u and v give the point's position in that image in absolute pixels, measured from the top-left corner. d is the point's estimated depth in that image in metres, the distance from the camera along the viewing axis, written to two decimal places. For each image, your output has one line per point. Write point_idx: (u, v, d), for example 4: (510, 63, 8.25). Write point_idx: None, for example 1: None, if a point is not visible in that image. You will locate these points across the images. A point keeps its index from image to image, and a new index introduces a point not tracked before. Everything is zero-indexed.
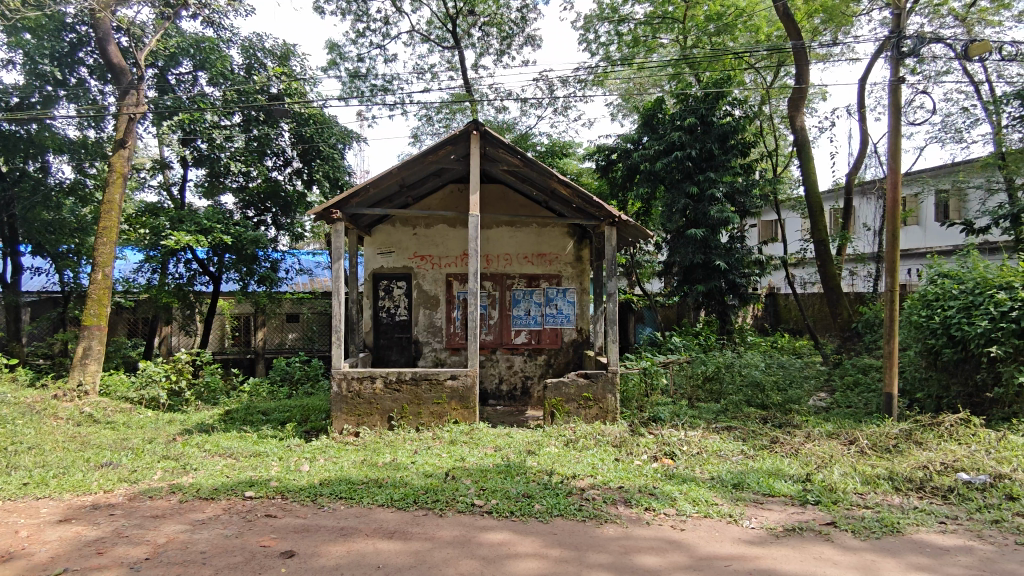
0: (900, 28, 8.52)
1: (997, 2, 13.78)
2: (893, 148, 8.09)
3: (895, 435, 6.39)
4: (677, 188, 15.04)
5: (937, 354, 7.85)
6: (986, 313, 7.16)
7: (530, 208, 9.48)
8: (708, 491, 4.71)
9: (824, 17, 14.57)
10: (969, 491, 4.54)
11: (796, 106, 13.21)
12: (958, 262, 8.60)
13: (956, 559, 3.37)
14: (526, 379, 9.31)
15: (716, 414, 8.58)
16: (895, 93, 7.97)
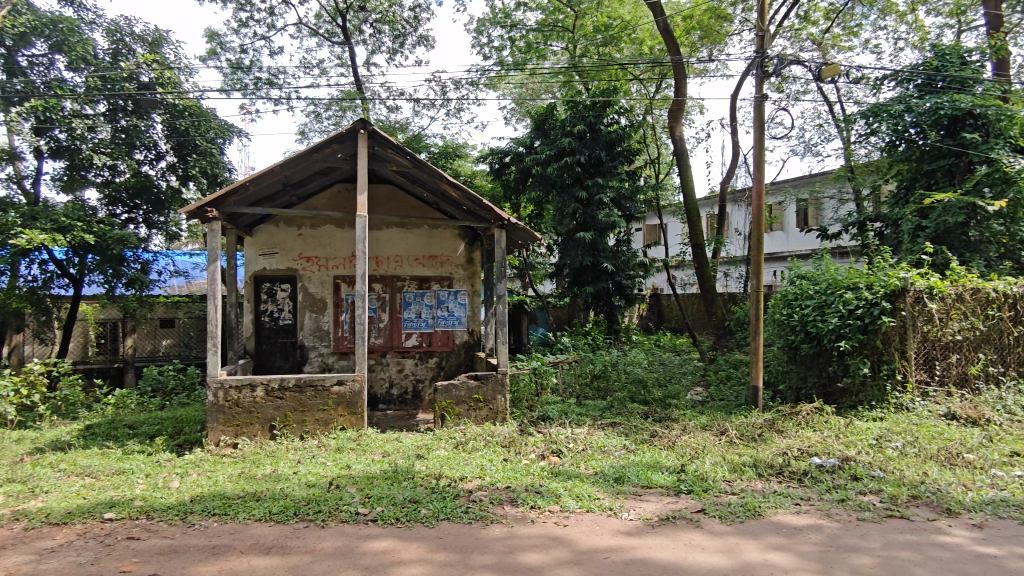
0: (763, 49, 9.23)
1: (846, 30, 15.28)
2: (757, 159, 8.76)
3: (760, 425, 6.91)
4: (567, 192, 15.46)
5: (796, 349, 8.56)
6: (836, 310, 7.89)
7: (421, 209, 9.39)
8: (591, 486, 4.87)
9: (700, 34, 15.49)
10: (820, 473, 4.98)
11: (674, 117, 13.97)
12: (814, 264, 9.44)
13: (808, 537, 3.68)
14: (417, 382, 9.20)
15: (602, 411, 8.90)
16: (759, 109, 8.62)
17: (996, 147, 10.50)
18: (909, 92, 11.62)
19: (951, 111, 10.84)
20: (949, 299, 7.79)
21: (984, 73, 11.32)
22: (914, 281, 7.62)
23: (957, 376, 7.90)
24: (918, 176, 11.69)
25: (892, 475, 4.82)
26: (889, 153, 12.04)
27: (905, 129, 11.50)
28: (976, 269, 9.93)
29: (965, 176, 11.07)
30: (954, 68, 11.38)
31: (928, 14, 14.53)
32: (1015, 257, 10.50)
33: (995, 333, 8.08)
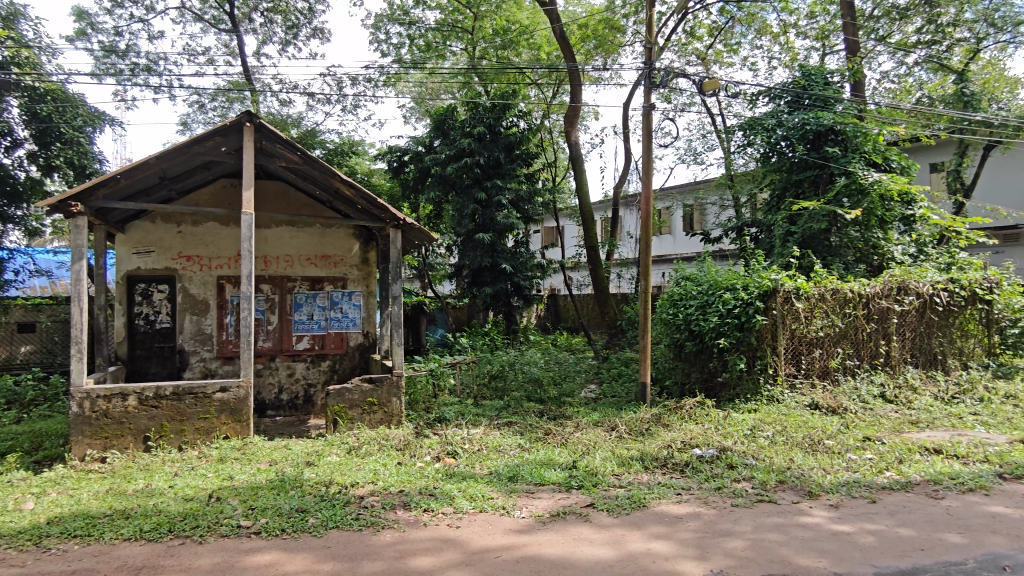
0: (651, 61, 9.66)
1: (728, 47, 16.29)
2: (646, 167, 9.16)
3: (648, 420, 7.22)
4: (466, 193, 15.47)
5: (681, 347, 9.05)
6: (717, 309, 8.42)
7: (313, 208, 9.05)
8: (485, 486, 4.90)
9: (595, 43, 15.99)
10: (700, 464, 5.27)
11: (570, 122, 14.31)
12: (698, 266, 10.01)
13: (687, 525, 3.88)
14: (308, 387, 8.86)
15: (498, 410, 8.96)
16: (646, 118, 9.02)
17: (853, 161, 11.57)
18: (781, 108, 12.58)
19: (816, 127, 11.86)
20: (813, 299, 8.48)
21: (843, 93, 12.45)
22: (783, 282, 8.25)
23: (820, 369, 8.54)
24: (788, 186, 12.67)
25: (763, 462, 5.19)
26: (763, 164, 12.98)
27: (777, 141, 12.45)
28: (837, 272, 10.90)
29: (827, 187, 12.12)
30: (818, 87, 12.45)
31: (797, 37, 15.79)
32: (869, 260, 11.41)
33: (852, 330, 8.77)
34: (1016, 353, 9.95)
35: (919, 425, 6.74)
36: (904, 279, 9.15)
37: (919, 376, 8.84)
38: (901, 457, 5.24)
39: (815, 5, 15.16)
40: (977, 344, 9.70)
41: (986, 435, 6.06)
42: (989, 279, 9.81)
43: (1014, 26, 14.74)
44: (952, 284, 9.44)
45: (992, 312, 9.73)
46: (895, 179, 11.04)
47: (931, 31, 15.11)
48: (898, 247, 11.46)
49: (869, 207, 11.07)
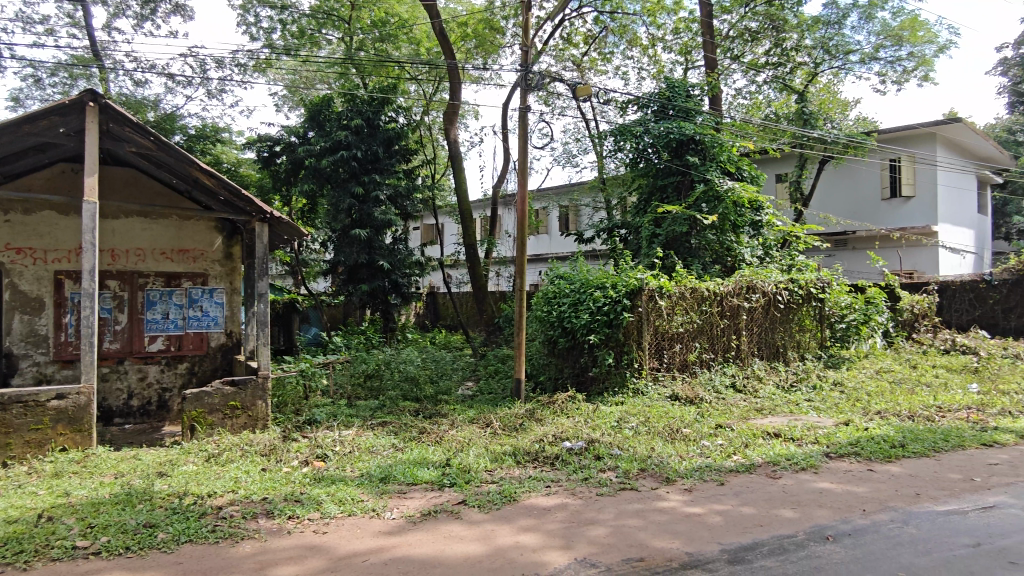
0: (528, 64, 9.86)
1: (602, 56, 16.98)
2: (522, 167, 9.34)
3: (522, 415, 7.36)
4: (342, 187, 15.02)
5: (554, 343, 9.36)
6: (587, 307, 8.80)
7: (170, 198, 8.38)
8: (355, 488, 4.77)
9: (475, 42, 16.08)
10: (569, 456, 5.45)
11: (449, 120, 14.26)
12: (571, 265, 10.39)
13: (555, 516, 4.00)
14: (163, 392, 8.19)
15: (372, 410, 8.75)
16: (522, 119, 9.19)
17: (710, 170, 12.50)
18: (648, 117, 13.31)
19: (678, 136, 12.69)
20: (674, 296, 9.05)
21: (703, 106, 13.39)
22: (647, 280, 8.76)
23: (680, 362, 9.13)
24: (654, 190, 13.41)
25: (627, 452, 5.46)
26: (632, 169, 13.70)
27: (644, 148, 13.22)
28: (696, 272, 11.71)
29: (688, 193, 13.00)
30: (681, 99, 13.30)
31: (663, 51, 16.76)
32: (723, 262, 12.34)
33: (708, 325, 9.45)
34: (844, 344, 11.17)
35: (762, 412, 7.40)
36: (751, 279, 10.00)
37: (763, 367, 9.68)
38: (747, 441, 5.74)
39: (679, 22, 16.17)
40: (813, 338, 10.79)
41: (817, 419, 6.77)
42: (822, 279, 10.98)
43: (844, 54, 16.57)
44: (791, 285, 10.47)
45: (824, 309, 10.88)
46: (746, 187, 12.13)
47: (778, 54, 16.60)
48: (748, 250, 12.49)
49: (724, 212, 12.06)
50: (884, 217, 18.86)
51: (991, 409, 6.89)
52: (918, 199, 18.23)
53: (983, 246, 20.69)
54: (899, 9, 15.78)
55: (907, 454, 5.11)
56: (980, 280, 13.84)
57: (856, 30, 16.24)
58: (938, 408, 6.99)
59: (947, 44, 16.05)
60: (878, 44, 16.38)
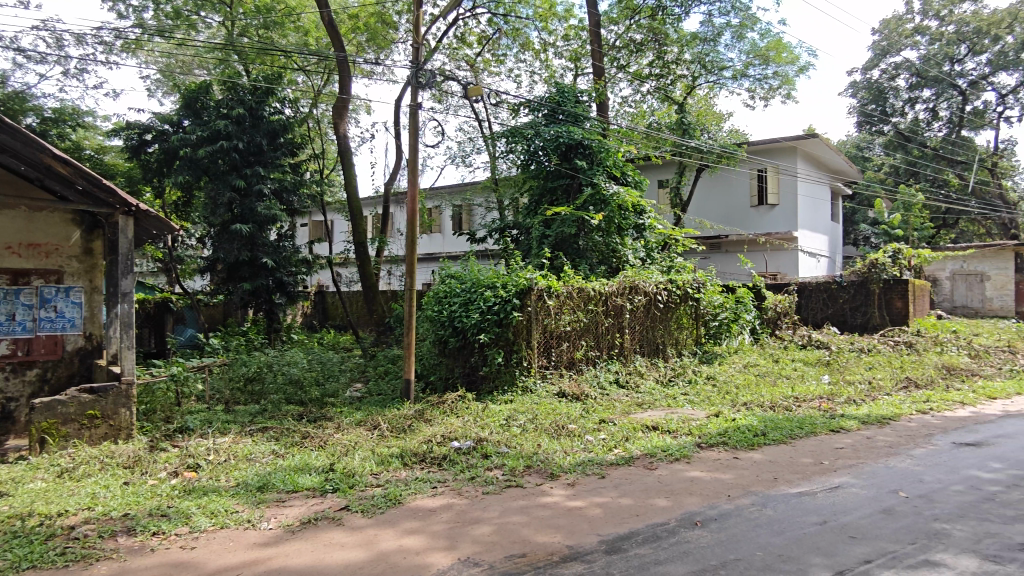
0: (419, 61, 9.74)
1: (495, 58, 17.12)
2: (413, 167, 9.23)
3: (410, 416, 7.26)
4: (222, 179, 14.19)
5: (445, 343, 9.35)
6: (478, 307, 8.91)
7: (18, 186, 7.53)
8: (230, 499, 4.51)
9: (366, 36, 15.65)
10: (457, 456, 5.45)
11: (338, 114, 13.81)
12: (463, 264, 10.42)
13: (440, 517, 3.98)
14: (8, 402, 7.34)
15: (253, 416, 8.31)
16: (413, 117, 9.07)
17: (597, 174, 12.99)
18: (539, 120, 13.56)
19: (568, 140, 13.08)
20: (562, 296, 9.30)
21: (590, 112, 13.82)
22: (536, 280, 8.93)
23: (567, 360, 9.38)
24: (544, 192, 13.71)
25: (514, 450, 5.54)
26: (523, 171, 13.91)
27: (535, 151, 13.47)
28: (583, 272, 12.09)
29: (576, 196, 13.42)
30: (570, 104, 13.66)
31: (554, 56, 17.16)
32: (609, 263, 12.81)
33: (594, 324, 9.78)
34: (716, 341, 11.95)
35: (642, 406, 7.76)
36: (633, 280, 10.45)
37: (644, 364, 10.14)
38: (627, 435, 6.00)
39: (570, 29, 16.62)
40: (689, 335, 11.45)
41: (691, 412, 7.20)
42: (698, 280, 11.68)
43: (719, 69, 17.73)
44: (670, 285, 11.05)
45: (699, 307, 11.58)
46: (630, 192, 12.74)
47: (660, 66, 17.49)
48: (632, 252, 13.03)
49: (609, 214, 12.59)
50: (753, 223, 20.35)
51: (839, 398, 7.63)
52: (782, 207, 19.84)
53: (835, 251, 22.88)
54: (765, 31, 17.10)
55: (768, 441, 5.55)
56: (832, 281, 15.30)
57: (729, 48, 17.41)
58: (795, 398, 7.65)
59: (806, 66, 17.61)
60: (748, 62, 17.68)
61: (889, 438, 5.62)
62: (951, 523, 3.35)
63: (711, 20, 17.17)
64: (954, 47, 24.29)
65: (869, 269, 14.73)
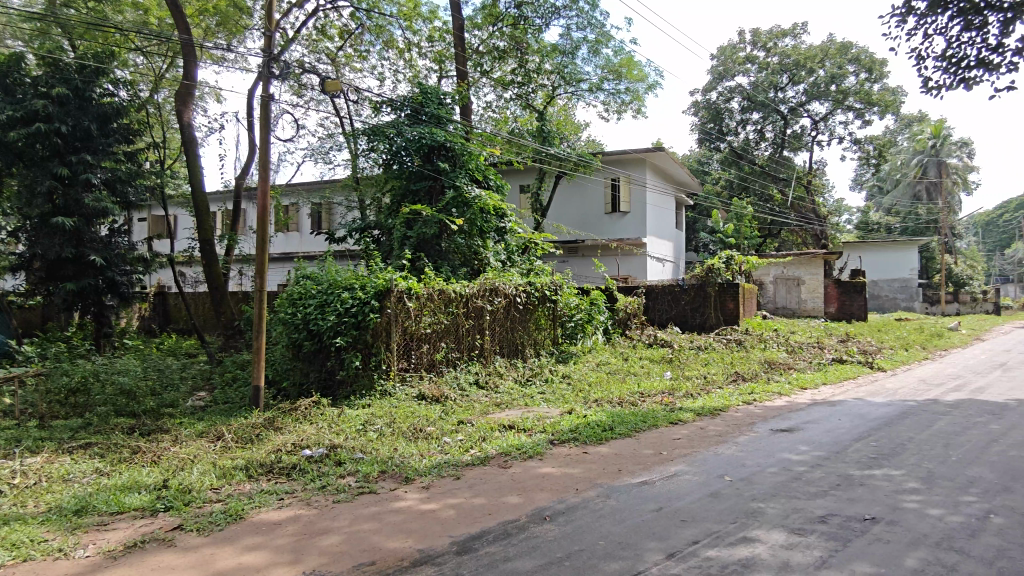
0: (273, 48, 9.19)
1: (359, 53, 16.65)
2: (264, 161, 8.72)
3: (259, 425, 6.85)
4: (42, 166, 12.61)
5: (299, 346, 8.93)
6: (335, 309, 8.64)
7: None
8: (38, 527, 3.98)
9: (216, 19, 14.55)
10: (307, 464, 5.21)
11: (183, 102, 12.69)
12: (319, 264, 10.02)
13: (286, 530, 3.78)
14: None
15: (74, 432, 7.39)
16: (264, 108, 8.55)
17: (459, 176, 13.13)
18: (401, 120, 13.32)
19: (430, 143, 13.03)
20: (422, 298, 9.24)
21: (453, 115, 13.83)
22: (396, 282, 8.80)
23: (427, 362, 9.30)
24: (406, 194, 13.57)
25: (369, 455, 5.41)
26: (385, 170, 13.64)
27: (397, 151, 13.26)
28: (445, 273, 12.09)
29: (439, 198, 13.45)
30: (433, 106, 13.55)
31: (418, 56, 17.01)
32: (471, 265, 12.90)
33: (454, 326, 9.79)
34: (572, 340, 12.42)
35: (500, 406, 7.89)
36: (494, 282, 10.60)
37: (504, 364, 10.29)
38: (484, 435, 6.07)
39: (434, 30, 16.56)
40: (547, 335, 11.81)
41: (546, 410, 7.44)
42: (555, 283, 12.11)
43: (576, 82, 18.50)
44: (528, 288, 11.36)
45: (556, 309, 12.00)
46: (491, 196, 13.02)
47: (522, 74, 17.94)
48: (493, 254, 13.22)
49: (471, 216, 12.75)
50: (606, 229, 21.47)
51: (678, 393, 8.27)
52: (632, 215, 21.11)
53: (678, 256, 24.74)
54: (618, 49, 18.12)
55: (615, 435, 5.87)
56: (676, 284, 16.51)
57: (586, 62, 18.23)
58: (640, 394, 8.15)
59: (654, 84, 18.87)
60: (603, 76, 18.62)
61: (718, 428, 6.17)
62: (765, 502, 3.73)
63: (569, 34, 17.90)
64: (778, 76, 27.27)
65: (706, 274, 16.18)
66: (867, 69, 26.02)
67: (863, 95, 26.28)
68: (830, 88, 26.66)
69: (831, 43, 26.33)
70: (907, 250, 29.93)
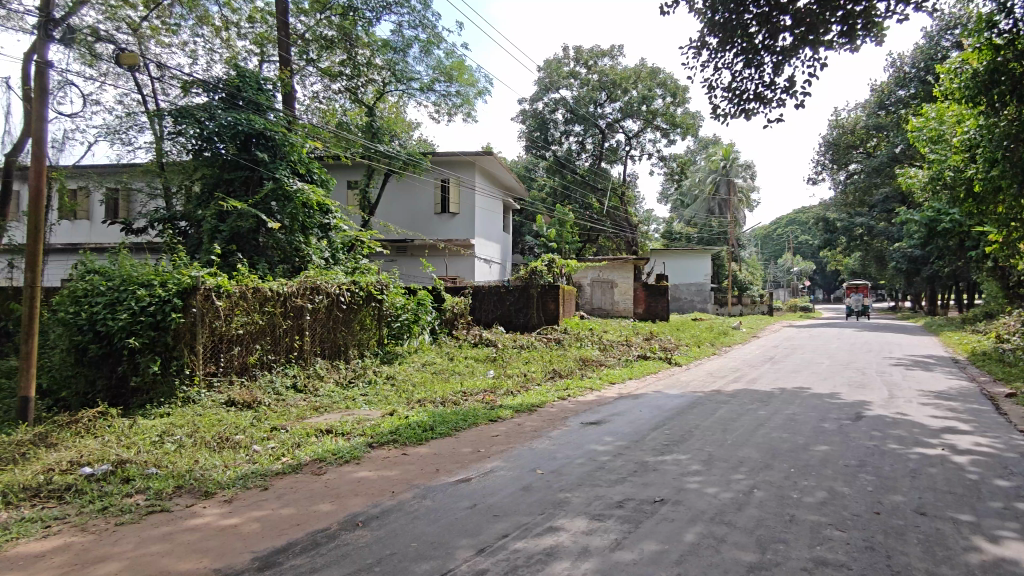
0: (54, 8, 7.94)
1: (167, 27, 15.04)
2: (41, 137, 7.51)
3: (26, 442, 5.89)
4: None
5: (82, 350, 7.81)
6: (127, 307, 7.71)
7: None
8: None
9: None
10: (86, 484, 4.57)
11: None
12: (110, 258, 8.86)
13: (50, 562, 3.29)
14: None
15: None
16: (40, 77, 7.36)
17: (280, 168, 12.42)
18: (214, 103, 12.24)
19: (246, 130, 12.15)
20: (234, 297, 8.55)
21: (274, 102, 12.96)
22: (203, 279, 8.08)
23: (238, 365, 8.62)
24: (219, 183, 12.53)
25: (164, 469, 4.89)
26: (194, 157, 12.47)
27: (209, 136, 12.16)
28: (261, 271, 11.34)
29: (256, 189, 12.58)
30: (251, 91, 12.59)
31: (237, 37, 15.79)
32: (291, 262, 12.22)
33: (269, 326, 9.16)
34: (398, 340, 12.26)
35: (318, 410, 7.56)
36: (315, 280, 10.13)
37: (324, 366, 9.84)
38: (299, 441, 5.77)
39: (255, 11, 15.44)
40: (372, 335, 11.52)
41: (367, 412, 7.27)
42: (381, 282, 11.87)
43: (407, 80, 18.33)
44: (353, 286, 11.02)
45: (382, 309, 11.77)
46: (314, 190, 12.47)
47: (351, 67, 17.36)
48: (315, 252, 12.64)
49: (292, 211, 12.14)
50: (435, 229, 21.52)
51: (499, 390, 8.52)
52: (461, 217, 21.39)
53: (505, 258, 25.52)
54: (450, 52, 18.25)
55: (435, 435, 5.89)
56: (502, 285, 16.98)
57: (417, 61, 18.13)
58: (462, 393, 8.25)
59: (483, 90, 19.28)
60: (434, 77, 18.63)
61: (534, 423, 6.45)
62: (571, 492, 3.95)
63: (400, 31, 17.67)
64: (597, 93, 29.21)
65: (530, 275, 16.89)
66: (672, 94, 28.82)
67: (668, 117, 29.05)
68: (641, 108, 29.12)
69: (643, 67, 28.77)
70: (702, 257, 33.65)
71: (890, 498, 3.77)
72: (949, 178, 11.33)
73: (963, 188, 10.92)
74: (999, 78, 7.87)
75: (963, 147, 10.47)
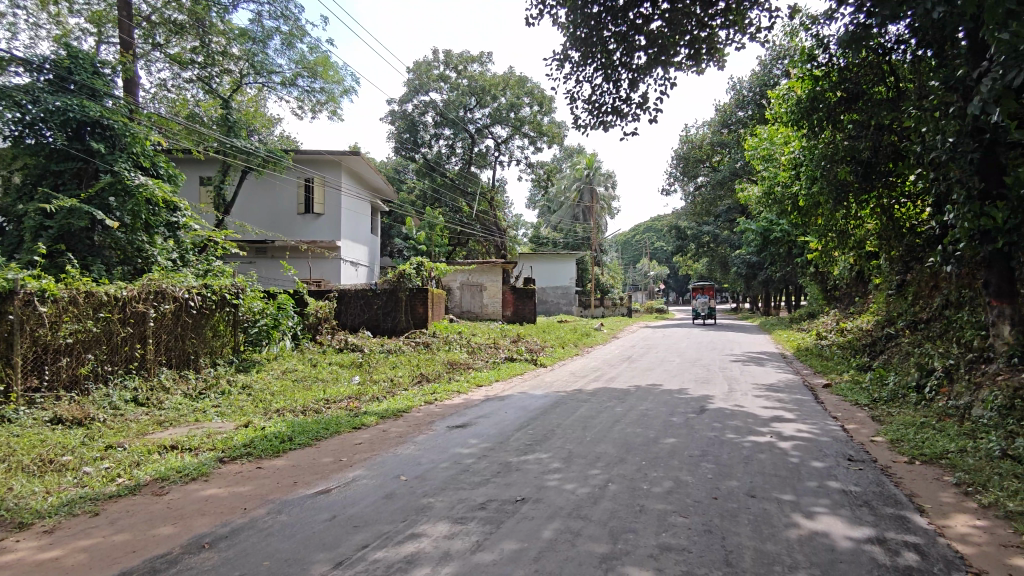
0: None
1: None
2: None
3: None
4: None
5: None
6: None
7: None
8: None
9: None
10: None
11: None
12: None
13: None
14: None
15: None
16: None
17: (118, 160, 11.31)
18: (37, 84, 10.87)
19: (79, 116, 10.93)
20: (61, 302, 7.66)
21: (112, 88, 11.80)
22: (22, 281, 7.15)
23: (66, 378, 7.70)
24: (45, 174, 11.17)
25: None
26: (13, 145, 11.01)
27: (32, 122, 10.79)
28: (96, 272, 10.22)
29: (91, 183, 11.36)
30: (85, 74, 11.35)
31: (69, 13, 14.19)
32: (132, 263, 11.16)
33: (106, 334, 8.27)
34: (255, 347, 11.56)
35: (162, 425, 6.93)
36: (160, 284, 9.30)
37: (171, 377, 9.05)
38: (138, 460, 5.26)
39: None
40: (225, 342, 10.76)
41: (218, 425, 6.79)
42: (236, 286, 11.14)
43: (268, 73, 17.43)
44: (204, 290, 10.25)
45: (237, 314, 11.06)
46: (160, 185, 11.47)
47: (204, 55, 16.20)
48: (161, 252, 11.63)
49: (134, 208, 11.09)
50: (297, 230, 20.59)
51: (365, 396, 8.31)
52: (325, 217, 20.63)
53: (372, 261, 24.95)
54: (313, 47, 17.59)
55: (294, 446, 5.62)
56: (369, 289, 16.53)
57: (278, 54, 17.28)
58: (325, 401, 7.96)
59: (349, 89, 18.77)
60: (296, 72, 17.84)
61: (399, 429, 6.36)
62: (434, 496, 3.93)
63: (259, 21, 16.75)
64: (466, 98, 29.39)
65: (398, 279, 16.59)
66: (539, 103, 29.70)
67: (535, 126, 29.89)
68: (509, 115, 29.73)
69: (511, 75, 29.36)
70: (567, 261, 34.96)
71: (726, 484, 4.12)
72: (778, 193, 12.63)
73: (790, 203, 12.23)
74: (818, 105, 9.05)
75: (789, 165, 11.75)
